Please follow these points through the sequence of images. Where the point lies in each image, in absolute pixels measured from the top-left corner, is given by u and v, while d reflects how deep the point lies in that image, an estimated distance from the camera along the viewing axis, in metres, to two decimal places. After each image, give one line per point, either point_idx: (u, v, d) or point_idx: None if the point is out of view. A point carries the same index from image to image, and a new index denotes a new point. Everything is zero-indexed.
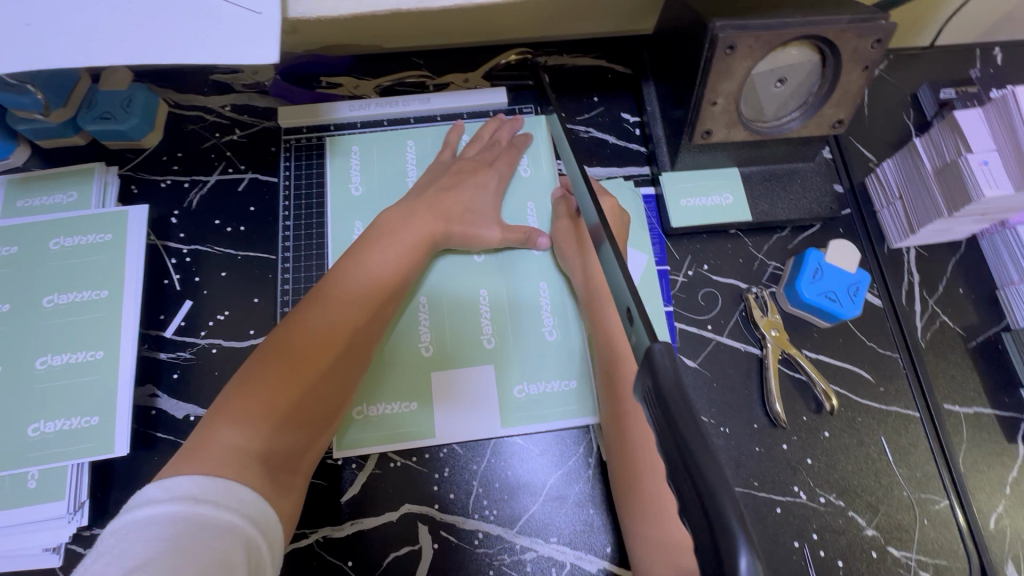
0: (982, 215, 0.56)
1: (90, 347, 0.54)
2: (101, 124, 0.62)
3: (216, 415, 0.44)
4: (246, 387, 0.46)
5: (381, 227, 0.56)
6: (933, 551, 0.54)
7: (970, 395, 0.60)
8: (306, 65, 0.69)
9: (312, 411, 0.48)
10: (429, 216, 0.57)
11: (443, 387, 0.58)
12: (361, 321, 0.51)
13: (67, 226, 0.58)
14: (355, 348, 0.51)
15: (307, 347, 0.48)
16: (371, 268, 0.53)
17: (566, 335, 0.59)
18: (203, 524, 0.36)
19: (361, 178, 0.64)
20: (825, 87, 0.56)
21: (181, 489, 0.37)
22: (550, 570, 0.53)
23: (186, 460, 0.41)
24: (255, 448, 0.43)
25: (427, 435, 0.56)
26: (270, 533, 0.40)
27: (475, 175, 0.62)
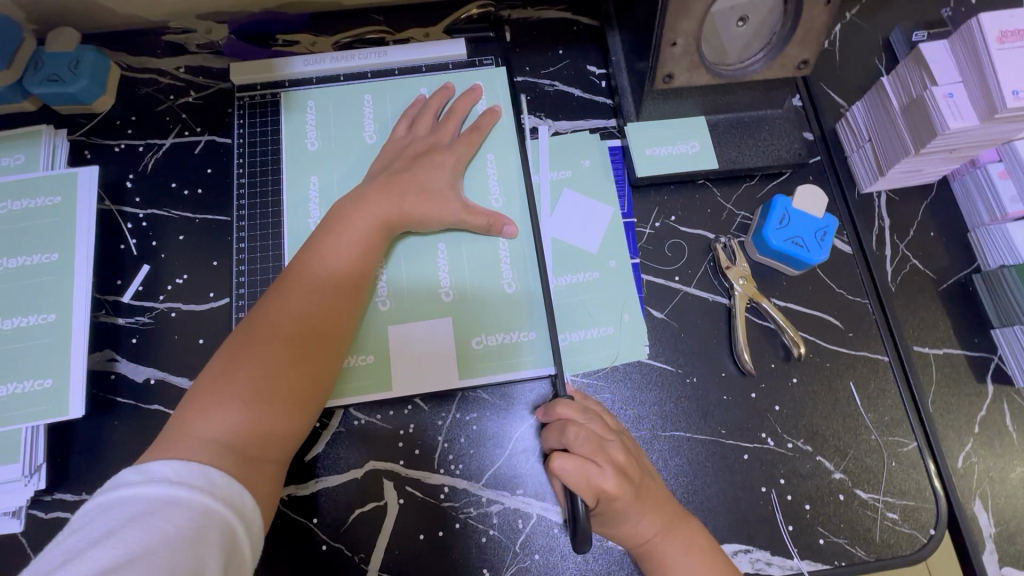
0: (950, 152, 0.55)
1: (42, 310, 0.53)
2: (49, 87, 0.61)
3: (191, 406, 0.45)
4: (216, 380, 0.46)
5: (333, 213, 0.55)
6: (901, 492, 0.54)
7: (941, 338, 0.59)
8: (261, 23, 0.67)
9: (287, 401, 0.47)
10: (386, 199, 0.55)
11: (400, 341, 0.57)
12: (327, 305, 0.50)
13: (15, 190, 0.56)
14: (321, 334, 0.50)
15: (273, 337, 0.48)
16: (328, 257, 0.52)
17: (526, 287, 0.58)
18: (175, 504, 0.38)
19: (317, 136, 0.62)
20: (788, 25, 0.54)
21: (158, 472, 0.39)
22: (516, 523, 0.53)
23: (164, 449, 0.42)
24: (229, 437, 0.44)
25: (383, 388, 0.56)
26: (248, 517, 0.41)
27: (428, 155, 0.59)
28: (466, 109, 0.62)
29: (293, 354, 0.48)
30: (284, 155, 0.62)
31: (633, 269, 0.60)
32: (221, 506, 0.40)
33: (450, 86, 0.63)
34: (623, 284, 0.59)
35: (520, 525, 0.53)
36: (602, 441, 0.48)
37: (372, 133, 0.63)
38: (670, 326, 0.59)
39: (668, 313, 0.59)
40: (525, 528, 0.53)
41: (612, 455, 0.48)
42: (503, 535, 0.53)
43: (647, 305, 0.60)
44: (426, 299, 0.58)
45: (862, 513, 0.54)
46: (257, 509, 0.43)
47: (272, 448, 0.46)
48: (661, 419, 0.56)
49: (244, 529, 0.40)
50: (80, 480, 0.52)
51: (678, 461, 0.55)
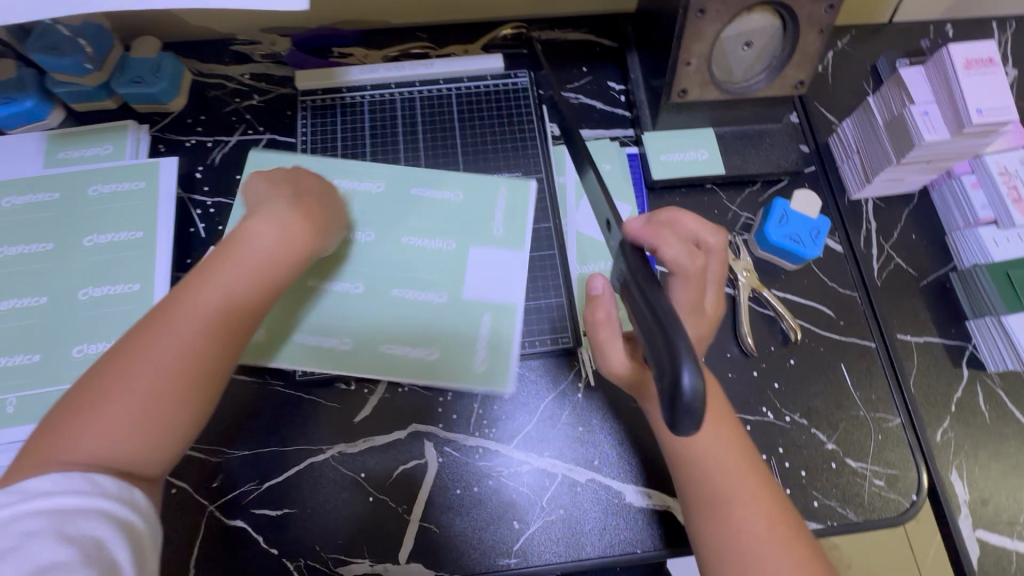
0: (927, 162, 0.63)
1: (127, 280, 0.60)
2: (133, 87, 0.68)
3: (58, 426, 0.43)
4: (86, 392, 0.44)
5: (244, 224, 0.53)
6: (886, 462, 0.61)
7: (921, 328, 0.66)
8: (319, 37, 0.75)
9: (168, 389, 0.45)
10: (275, 197, 0.55)
11: (468, 340, 0.61)
12: (198, 317, 0.48)
13: (104, 175, 0.63)
14: (199, 348, 0.47)
15: (133, 352, 0.46)
16: (219, 273, 0.50)
17: (504, 303, 0.63)
18: (83, 509, 0.39)
19: (370, 139, 0.70)
20: (786, 50, 0.63)
21: (33, 487, 0.39)
22: (543, 481, 0.59)
23: (30, 464, 0.41)
24: (107, 452, 0.43)
25: (462, 376, 0.60)
26: (140, 509, 0.42)
27: (404, 188, 0.64)
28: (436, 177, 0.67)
29: (168, 337, 0.46)
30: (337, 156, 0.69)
31: None
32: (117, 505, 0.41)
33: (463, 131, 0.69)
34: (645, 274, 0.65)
35: (547, 483, 0.59)
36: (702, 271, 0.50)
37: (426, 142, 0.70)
38: None
39: None
40: (551, 486, 0.59)
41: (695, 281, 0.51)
42: (532, 492, 0.59)
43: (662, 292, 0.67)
44: (409, 310, 0.62)
45: (852, 479, 0.60)
46: (149, 500, 0.44)
47: (156, 455, 0.45)
48: None
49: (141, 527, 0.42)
50: None
51: None
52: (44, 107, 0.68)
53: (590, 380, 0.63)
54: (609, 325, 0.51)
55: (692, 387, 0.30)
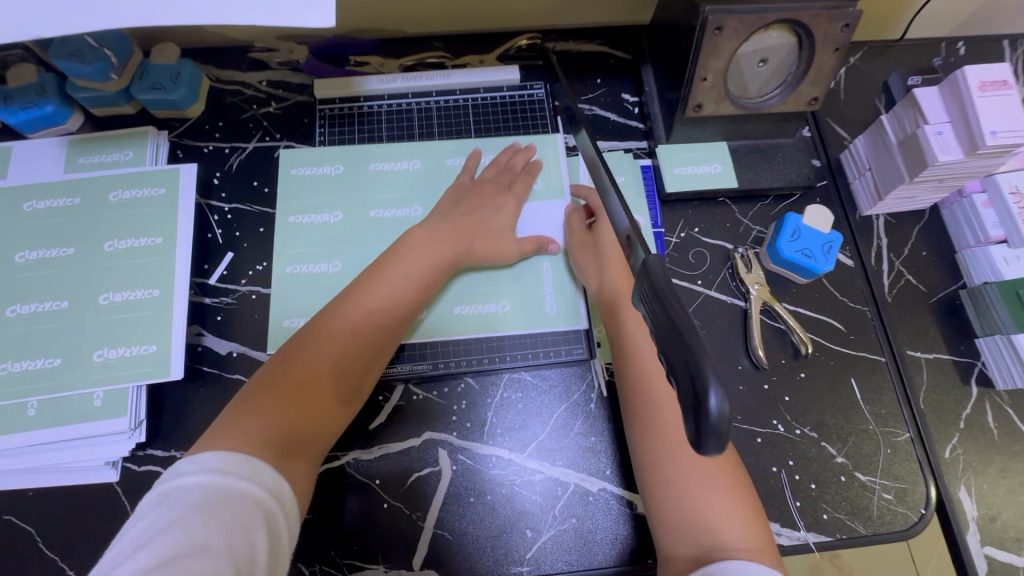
0: (939, 181, 0.64)
1: (147, 286, 0.60)
2: (153, 93, 0.69)
3: (235, 410, 0.49)
4: (253, 393, 0.51)
5: (405, 240, 0.62)
6: (895, 476, 0.61)
7: (931, 343, 0.67)
8: (337, 46, 0.76)
9: (330, 392, 0.53)
10: (451, 239, 0.63)
11: (534, 289, 0.67)
12: (380, 322, 0.57)
13: (124, 181, 0.64)
14: (369, 353, 0.56)
15: (306, 363, 0.53)
16: (390, 286, 0.59)
17: (564, 309, 0.66)
18: (224, 491, 0.42)
19: (387, 151, 0.71)
20: (801, 67, 0.63)
21: (208, 462, 0.43)
22: (556, 490, 0.60)
23: (209, 441, 0.46)
24: (269, 436, 0.48)
25: (527, 325, 0.65)
26: (286, 503, 0.45)
27: (492, 197, 0.67)
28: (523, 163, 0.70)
29: (343, 349, 0.55)
30: (350, 168, 0.70)
31: None
32: (259, 490, 0.44)
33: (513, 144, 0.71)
34: None
35: (560, 492, 0.60)
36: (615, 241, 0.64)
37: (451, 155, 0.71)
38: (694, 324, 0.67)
39: (693, 312, 0.67)
40: (564, 495, 0.60)
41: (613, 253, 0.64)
42: (544, 501, 0.59)
43: None
44: (476, 324, 0.65)
45: (861, 493, 0.61)
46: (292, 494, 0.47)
47: (306, 450, 0.51)
48: None
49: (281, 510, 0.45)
50: (171, 437, 0.58)
51: None
52: (64, 111, 0.69)
53: (603, 391, 0.63)
54: (580, 228, 0.67)
55: (719, 407, 0.30)
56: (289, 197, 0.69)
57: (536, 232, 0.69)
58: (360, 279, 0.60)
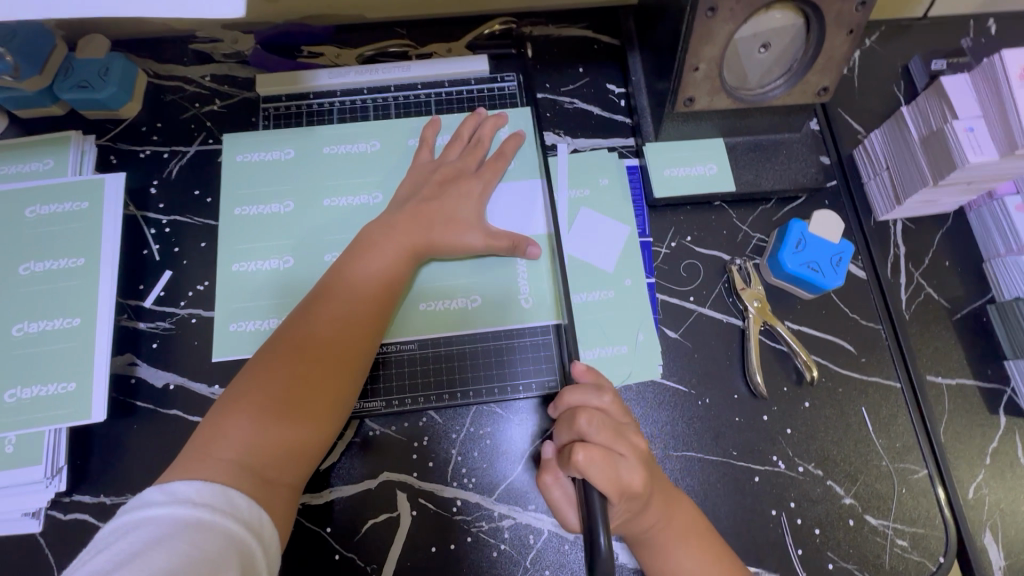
0: (967, 184, 0.56)
1: (67, 314, 0.54)
2: (79, 92, 0.61)
3: (214, 423, 0.46)
4: (232, 400, 0.47)
5: (363, 236, 0.56)
6: (911, 520, 0.54)
7: (953, 366, 0.59)
8: (287, 35, 0.68)
9: (312, 391, 0.48)
10: (411, 226, 0.56)
11: (502, 288, 0.59)
12: (359, 323, 0.52)
13: (44, 195, 0.57)
14: (348, 356, 0.51)
15: (287, 359, 0.49)
16: (362, 274, 0.54)
17: (541, 301, 0.59)
18: (198, 524, 0.39)
19: (340, 133, 0.63)
20: (809, 54, 0.55)
21: (180, 493, 0.40)
22: (528, 538, 0.53)
23: (184, 468, 0.43)
24: (245, 458, 0.44)
25: (499, 322, 0.59)
26: (264, 538, 0.42)
27: (456, 180, 0.60)
28: (491, 136, 0.63)
29: (319, 343, 0.50)
30: (296, 157, 0.62)
31: (648, 289, 0.61)
32: (236, 526, 0.40)
33: (479, 110, 0.64)
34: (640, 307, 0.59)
35: (531, 540, 0.53)
36: (620, 426, 0.49)
37: (414, 137, 0.64)
38: (684, 346, 0.59)
39: (683, 333, 0.60)
40: (536, 543, 0.53)
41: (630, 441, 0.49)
42: (514, 550, 0.53)
43: (662, 325, 0.60)
44: (453, 326, 0.58)
45: (871, 539, 0.54)
46: (273, 527, 0.43)
47: (288, 471, 0.46)
48: (673, 439, 0.56)
49: (258, 546, 0.41)
50: (100, 482, 0.53)
51: (688, 481, 0.55)
52: None
53: None
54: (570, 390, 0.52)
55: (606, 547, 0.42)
56: (234, 184, 0.61)
57: (507, 222, 0.61)
58: (335, 269, 0.55)
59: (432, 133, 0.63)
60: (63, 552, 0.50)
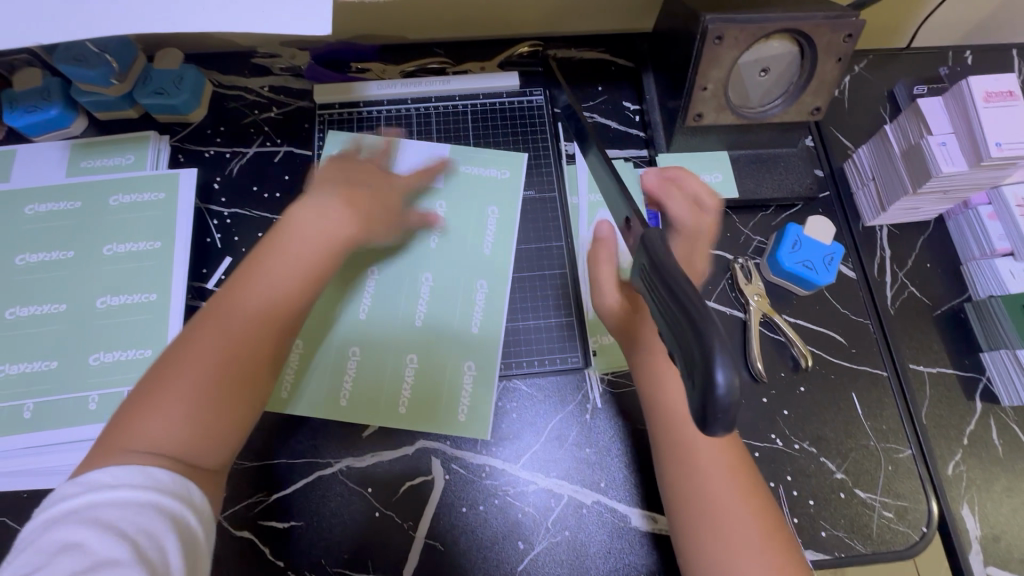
0: (944, 193, 0.63)
1: (144, 290, 0.60)
2: (155, 98, 0.69)
3: (126, 419, 0.45)
4: (142, 398, 0.46)
5: (290, 218, 0.56)
6: (896, 493, 0.60)
7: (935, 358, 0.65)
8: (339, 52, 0.76)
9: (226, 388, 0.47)
10: (346, 211, 0.57)
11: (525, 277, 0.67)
12: (264, 316, 0.51)
13: (124, 186, 0.65)
14: (274, 350, 0.51)
15: (193, 354, 0.47)
16: (271, 264, 0.53)
17: (561, 287, 0.67)
18: (101, 505, 0.40)
19: (373, 130, 0.71)
20: (803, 77, 0.63)
21: (97, 481, 0.41)
22: (550, 501, 0.59)
23: (101, 456, 0.43)
24: (166, 445, 0.44)
25: (522, 306, 0.66)
26: (197, 506, 0.43)
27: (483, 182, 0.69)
28: (476, 173, 0.70)
29: (225, 338, 0.49)
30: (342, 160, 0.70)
31: None
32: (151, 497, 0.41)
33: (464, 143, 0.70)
34: None
35: (553, 503, 0.59)
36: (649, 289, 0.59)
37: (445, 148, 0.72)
38: None
39: None
40: (557, 506, 0.59)
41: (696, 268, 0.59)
42: (538, 512, 0.59)
43: None
44: (406, 308, 0.64)
45: (861, 510, 0.59)
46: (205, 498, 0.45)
47: (216, 451, 0.47)
48: None
49: (189, 512, 0.43)
50: None
51: None
52: (68, 114, 0.69)
53: (599, 402, 0.63)
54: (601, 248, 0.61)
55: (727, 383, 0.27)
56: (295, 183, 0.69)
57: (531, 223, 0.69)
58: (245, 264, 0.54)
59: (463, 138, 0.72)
60: None
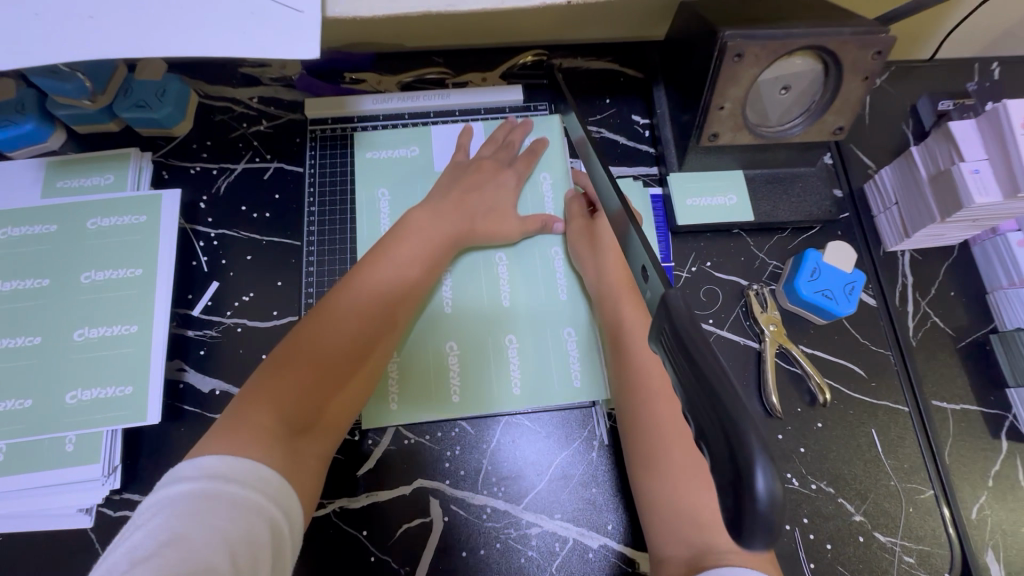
0: (973, 221, 0.59)
1: (125, 321, 0.57)
2: (136, 111, 0.65)
3: (244, 399, 0.48)
4: (260, 383, 0.49)
5: (407, 221, 0.60)
6: (917, 538, 0.57)
7: (958, 393, 0.62)
8: (332, 61, 0.72)
9: (334, 382, 0.51)
10: (454, 217, 0.62)
11: (534, 291, 0.64)
12: (374, 318, 0.54)
13: (103, 207, 0.61)
14: (371, 349, 0.54)
15: (316, 343, 0.51)
16: (394, 266, 0.57)
17: (576, 297, 0.64)
18: (227, 501, 0.40)
19: (383, 139, 0.68)
20: (827, 96, 0.59)
21: (211, 470, 0.41)
22: (554, 546, 0.56)
23: (223, 434, 0.45)
24: (279, 430, 0.47)
25: (537, 315, 0.63)
26: (292, 513, 0.44)
27: (491, 174, 0.65)
28: (521, 140, 0.69)
29: (342, 335, 0.52)
30: (354, 176, 0.67)
31: None
32: (267, 501, 0.42)
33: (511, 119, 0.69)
34: None
35: (557, 548, 0.56)
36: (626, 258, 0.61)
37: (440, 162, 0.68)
38: None
39: None
40: (562, 551, 0.56)
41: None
42: (541, 557, 0.56)
43: None
44: (491, 292, 0.63)
45: (880, 555, 0.57)
46: (299, 503, 0.45)
47: (316, 443, 0.50)
48: None
49: (286, 520, 0.43)
50: (149, 482, 0.56)
51: None
52: (44, 128, 0.65)
53: (605, 440, 0.60)
54: (581, 218, 0.65)
55: (767, 490, 0.24)
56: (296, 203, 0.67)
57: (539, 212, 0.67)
58: (360, 264, 0.57)
59: (468, 138, 0.68)
60: None
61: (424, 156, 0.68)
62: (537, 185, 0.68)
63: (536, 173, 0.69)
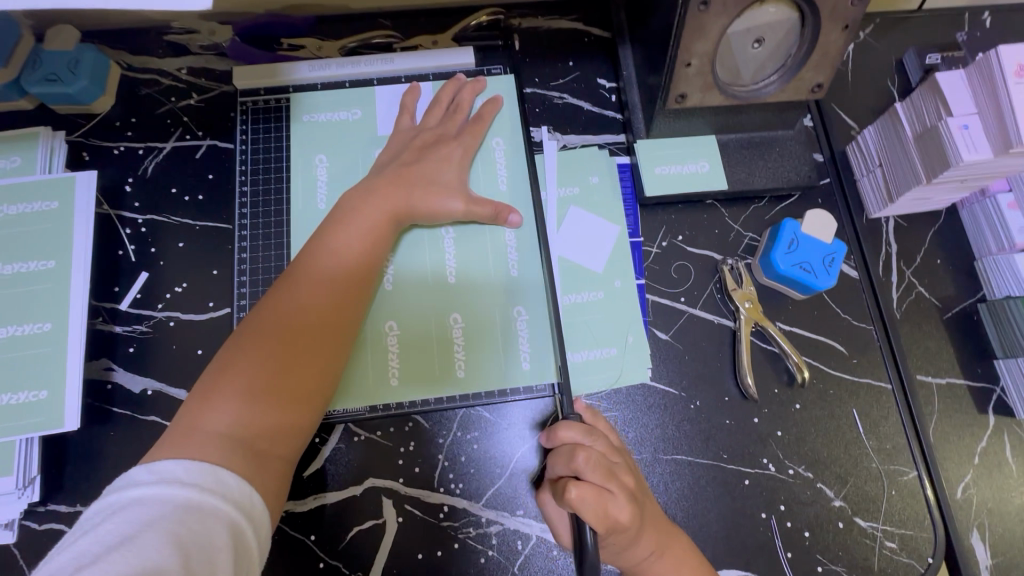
0: (961, 182, 0.55)
1: (38, 319, 0.52)
2: (46, 86, 0.59)
3: (198, 400, 0.45)
4: (213, 381, 0.46)
5: (341, 205, 0.55)
6: (900, 522, 0.54)
7: (944, 367, 0.59)
8: (265, 27, 0.65)
9: (293, 371, 0.47)
10: (392, 192, 0.55)
11: (487, 267, 0.59)
12: (331, 299, 0.50)
13: (10, 193, 0.55)
14: (331, 331, 0.50)
15: (268, 332, 0.48)
16: (345, 242, 0.52)
17: (531, 271, 0.58)
18: (186, 505, 0.37)
19: (322, 100, 0.63)
20: (804, 48, 0.53)
21: (168, 473, 0.38)
22: (516, 543, 0.53)
23: (171, 446, 0.42)
24: (237, 429, 0.43)
25: (489, 291, 0.58)
26: (258, 520, 0.40)
27: (437, 145, 0.59)
28: (466, 110, 0.62)
29: (297, 321, 0.48)
30: (291, 142, 0.61)
31: (638, 291, 0.60)
32: (224, 504, 0.39)
33: (457, 76, 0.63)
34: (625, 270, 0.60)
35: (519, 546, 0.53)
36: (611, 466, 0.47)
37: (385, 127, 0.62)
38: (675, 348, 0.59)
39: (673, 335, 0.59)
40: (524, 549, 0.53)
41: (622, 479, 0.47)
42: (502, 556, 0.52)
43: (653, 327, 0.59)
44: (436, 267, 0.58)
45: (860, 541, 0.54)
46: (264, 505, 0.42)
47: (280, 444, 0.46)
48: (662, 442, 0.56)
49: (250, 525, 0.39)
50: (74, 492, 0.51)
51: (678, 485, 0.55)
52: None
53: None
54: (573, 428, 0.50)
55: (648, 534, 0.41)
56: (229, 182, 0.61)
57: (493, 192, 0.61)
58: (311, 243, 0.53)
59: (413, 99, 0.61)
60: (35, 562, 0.49)
61: (366, 123, 0.62)
62: (491, 154, 0.62)
63: (489, 148, 0.62)
